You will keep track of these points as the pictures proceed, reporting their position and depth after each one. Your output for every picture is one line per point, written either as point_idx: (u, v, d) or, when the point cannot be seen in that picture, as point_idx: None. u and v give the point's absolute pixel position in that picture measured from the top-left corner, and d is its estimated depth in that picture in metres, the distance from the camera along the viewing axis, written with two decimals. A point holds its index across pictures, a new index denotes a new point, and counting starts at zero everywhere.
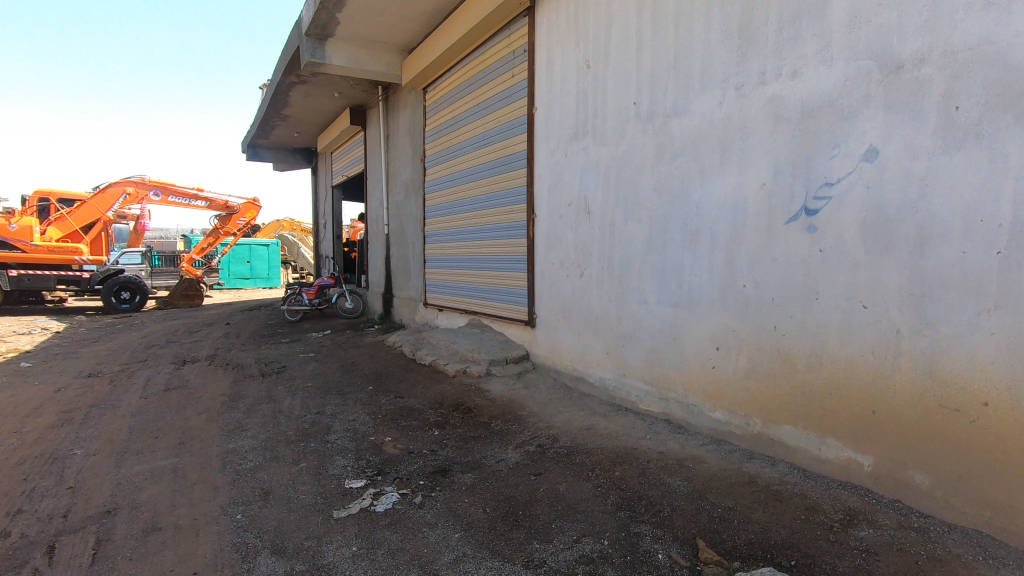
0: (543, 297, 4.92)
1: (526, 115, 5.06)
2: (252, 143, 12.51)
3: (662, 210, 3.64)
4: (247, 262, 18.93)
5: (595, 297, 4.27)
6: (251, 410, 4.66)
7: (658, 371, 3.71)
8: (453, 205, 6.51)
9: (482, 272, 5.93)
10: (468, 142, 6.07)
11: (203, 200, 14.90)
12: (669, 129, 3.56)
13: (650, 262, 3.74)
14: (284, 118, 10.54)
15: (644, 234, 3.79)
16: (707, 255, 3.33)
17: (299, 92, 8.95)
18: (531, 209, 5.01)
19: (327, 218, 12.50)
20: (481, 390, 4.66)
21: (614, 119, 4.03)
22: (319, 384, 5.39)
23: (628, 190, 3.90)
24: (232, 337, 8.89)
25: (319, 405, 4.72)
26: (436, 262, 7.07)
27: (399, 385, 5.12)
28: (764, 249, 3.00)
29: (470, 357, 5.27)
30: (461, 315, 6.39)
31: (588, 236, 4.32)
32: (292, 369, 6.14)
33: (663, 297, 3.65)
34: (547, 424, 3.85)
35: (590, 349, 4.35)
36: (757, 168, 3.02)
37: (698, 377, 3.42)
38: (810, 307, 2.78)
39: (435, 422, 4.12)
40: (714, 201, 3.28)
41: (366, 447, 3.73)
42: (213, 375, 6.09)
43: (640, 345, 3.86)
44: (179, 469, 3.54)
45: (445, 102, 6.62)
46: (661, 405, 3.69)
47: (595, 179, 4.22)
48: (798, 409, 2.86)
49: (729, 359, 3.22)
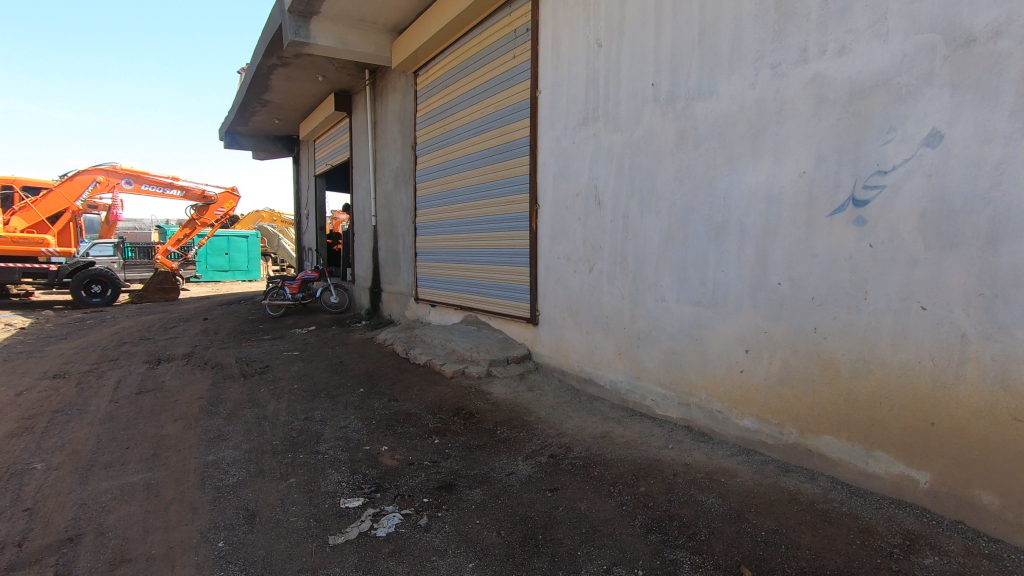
0: (547, 293, 4.63)
1: (529, 99, 4.75)
2: (230, 130, 11.99)
3: (683, 200, 3.36)
4: (226, 254, 18.29)
5: (606, 294, 3.99)
6: (233, 416, 4.30)
7: (677, 374, 3.46)
8: (447, 195, 6.17)
9: (479, 266, 5.62)
10: (464, 128, 5.73)
11: (178, 189, 14.32)
12: (692, 113, 3.28)
13: (669, 257, 3.47)
14: (264, 103, 10.06)
15: (663, 227, 3.51)
16: (735, 250, 3.07)
17: (281, 75, 8.50)
18: (533, 199, 4.70)
19: (311, 209, 12.04)
20: (482, 393, 4.36)
21: (629, 102, 3.73)
22: (306, 385, 5.04)
23: (645, 178, 3.62)
24: (211, 334, 8.45)
25: (306, 409, 4.38)
26: (428, 255, 6.74)
27: (393, 387, 4.80)
28: (803, 244, 2.75)
29: (468, 356, 4.97)
30: (456, 311, 6.08)
31: (599, 229, 4.03)
32: (276, 368, 5.78)
33: (683, 295, 3.38)
34: (557, 431, 3.57)
35: (600, 350, 4.07)
36: (796, 154, 2.76)
37: (723, 382, 3.17)
38: (858, 308, 2.53)
39: (435, 429, 3.81)
40: (744, 191, 3.02)
41: (361, 459, 3.41)
42: (191, 376, 5.69)
43: (656, 346, 3.59)
44: (152, 486, 3.18)
45: (439, 86, 6.26)
46: (680, 411, 3.43)
47: (606, 168, 3.93)
48: (840, 419, 2.62)
49: (759, 363, 2.97)
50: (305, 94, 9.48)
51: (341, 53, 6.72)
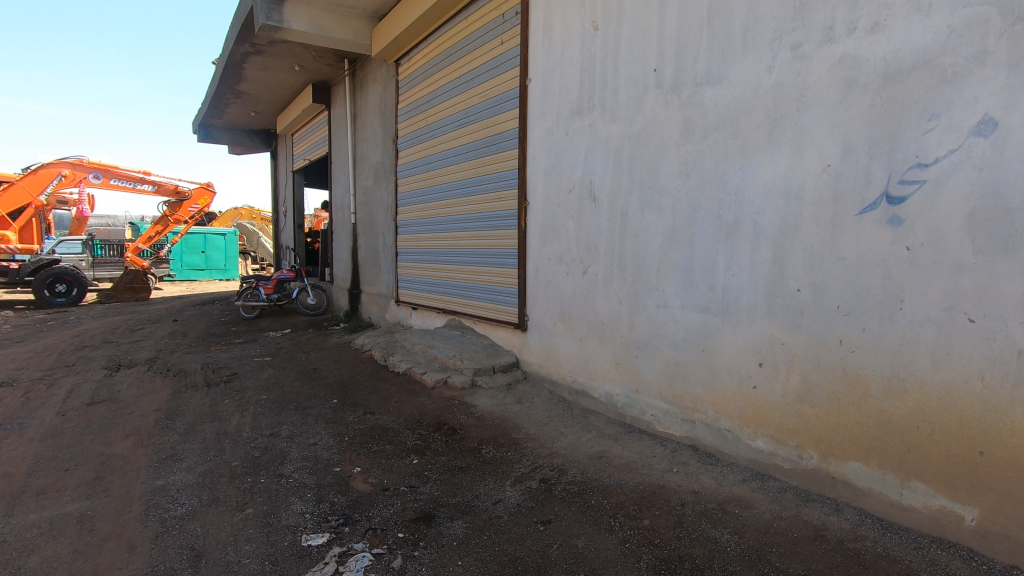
0: (537, 297, 4.30)
1: (518, 88, 4.42)
2: (204, 123, 11.48)
3: (689, 197, 3.05)
4: (202, 252, 17.64)
5: (601, 299, 3.67)
6: (191, 432, 3.90)
7: (679, 388, 3.15)
8: (430, 192, 5.81)
9: (463, 267, 5.28)
10: (449, 119, 5.38)
11: (150, 184, 13.80)
12: (700, 100, 2.97)
13: (673, 259, 3.16)
14: (239, 94, 9.59)
15: (666, 226, 3.20)
16: (748, 252, 2.77)
17: (256, 64, 8.05)
18: (522, 196, 4.37)
19: (289, 205, 11.57)
20: (466, 405, 4.01)
21: (628, 90, 3.41)
22: (275, 396, 4.64)
23: (646, 173, 3.31)
24: (179, 337, 7.97)
25: (273, 424, 3.99)
26: (410, 255, 6.37)
27: (370, 398, 4.43)
28: (826, 246, 2.45)
29: (451, 365, 4.62)
30: (439, 315, 5.72)
31: (594, 228, 3.71)
32: (244, 376, 5.37)
33: (688, 301, 3.08)
34: (549, 450, 3.24)
35: (595, 359, 3.75)
36: (820, 146, 2.46)
37: (733, 397, 2.86)
38: (892, 319, 2.24)
39: (413, 447, 3.46)
40: (758, 187, 2.71)
41: (329, 484, 3.04)
42: (151, 385, 5.26)
43: (657, 356, 3.28)
44: (88, 518, 2.78)
45: (422, 75, 5.90)
46: (684, 428, 3.13)
47: (603, 162, 3.61)
48: (870, 444, 2.32)
49: (775, 378, 2.67)
50: (281, 84, 9.03)
51: (318, 39, 6.32)
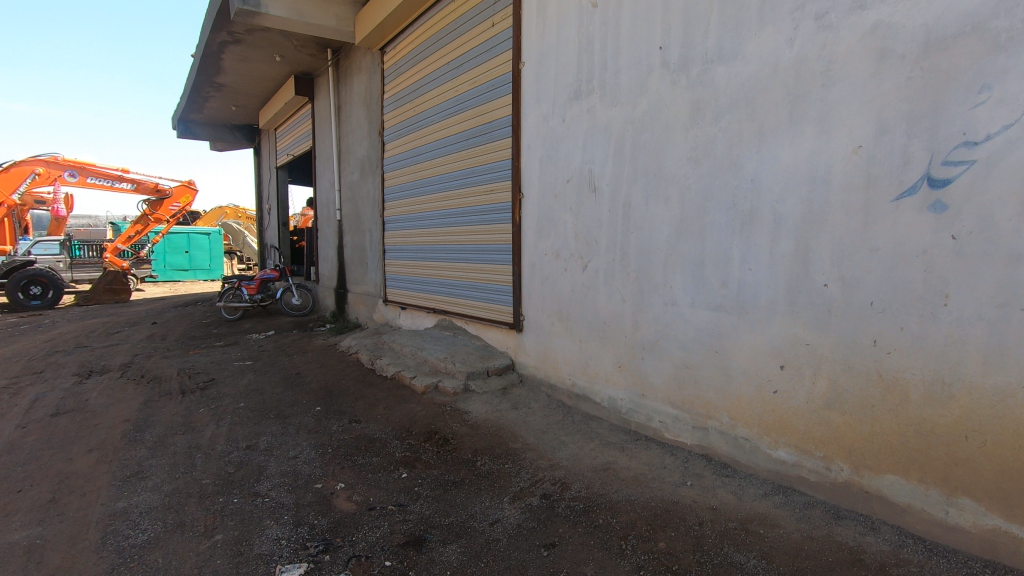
0: (533, 295, 4.04)
1: (510, 73, 4.15)
2: (183, 118, 11.07)
3: (700, 185, 2.80)
4: (186, 252, 17.18)
5: (603, 296, 3.42)
6: (161, 445, 3.60)
7: (689, 392, 2.91)
8: (418, 185, 5.53)
9: (454, 264, 5.01)
10: (438, 108, 5.10)
11: (129, 182, 13.26)
12: (711, 79, 2.72)
13: (682, 253, 2.91)
14: (218, 87, 9.23)
15: (674, 217, 2.95)
16: (767, 244, 2.53)
17: (234, 54, 7.70)
18: (516, 188, 4.11)
19: (273, 203, 11.22)
20: (459, 412, 3.75)
21: (630, 70, 3.16)
22: (254, 404, 4.34)
23: (651, 160, 3.05)
24: (157, 340, 7.62)
25: (250, 435, 3.70)
26: (398, 252, 6.09)
27: (355, 405, 4.15)
28: (858, 236, 2.21)
29: (442, 368, 4.35)
30: (429, 315, 5.44)
31: (595, 221, 3.45)
32: (222, 382, 5.05)
33: (699, 298, 2.83)
34: (550, 462, 2.98)
35: (596, 361, 3.50)
36: (850, 125, 2.22)
37: (750, 403, 2.63)
38: (934, 316, 2.01)
39: (402, 460, 3.19)
40: (779, 173, 2.47)
41: (309, 504, 2.76)
42: (121, 393, 4.93)
43: (665, 358, 3.04)
44: (36, 549, 2.47)
45: (408, 63, 5.61)
46: (695, 436, 2.89)
47: (603, 150, 3.36)
48: (910, 456, 2.09)
49: (799, 382, 2.43)
50: (262, 76, 8.69)
51: (297, 25, 6.02)
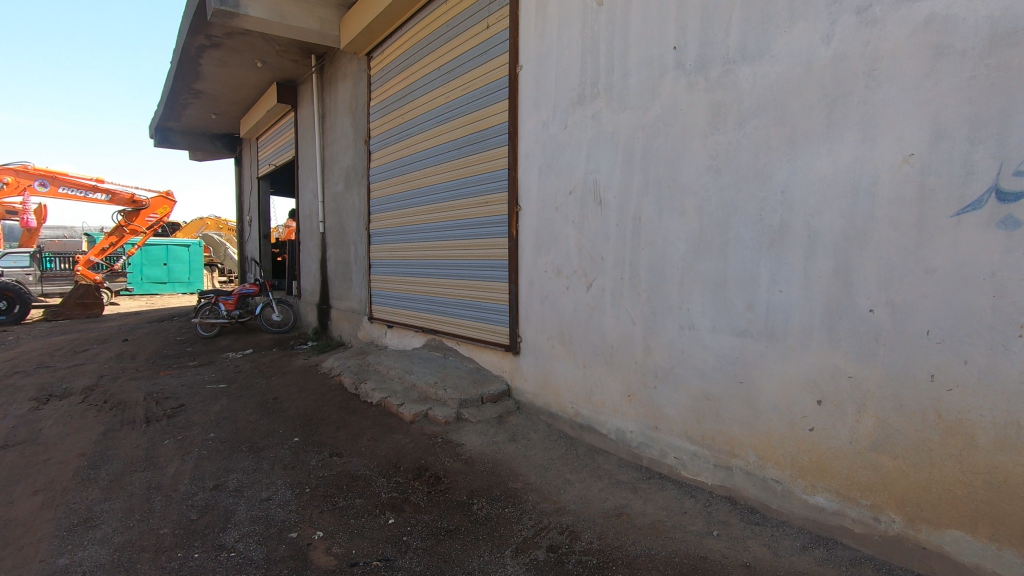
0: (531, 316, 3.74)
1: (506, 77, 3.89)
2: (161, 127, 10.68)
3: (721, 197, 2.54)
4: (164, 264, 16.61)
5: (610, 318, 3.13)
6: (118, 485, 3.21)
7: (709, 427, 2.63)
8: (406, 197, 5.23)
9: (445, 280, 4.71)
10: (428, 115, 4.82)
11: (104, 192, 12.78)
12: (734, 81, 2.48)
13: (701, 272, 2.64)
14: (197, 94, 8.88)
15: (691, 232, 2.68)
16: (801, 263, 2.26)
17: (213, 59, 7.37)
18: (513, 200, 3.83)
19: (254, 214, 10.84)
20: (451, 444, 3.42)
21: (640, 73, 2.90)
22: (225, 434, 3.96)
23: (665, 169, 2.79)
24: (126, 359, 7.17)
25: (218, 473, 3.32)
26: (384, 267, 5.77)
27: (337, 436, 3.80)
28: (911, 256, 1.95)
29: (432, 394, 4.02)
30: (418, 334, 5.12)
31: (600, 235, 3.17)
32: (193, 408, 4.66)
33: (721, 323, 2.56)
34: (555, 506, 2.67)
35: (602, 390, 3.21)
36: (901, 131, 1.97)
37: (782, 441, 2.35)
38: (1007, 349, 1.75)
39: (389, 503, 2.85)
40: (814, 184, 2.21)
41: (281, 559, 2.41)
42: (80, 421, 4.51)
43: (681, 388, 2.75)
44: None
45: (397, 67, 5.33)
46: (718, 476, 2.60)
47: (610, 159, 3.09)
48: (978, 510, 1.82)
49: (839, 420, 2.15)
50: (242, 83, 8.36)
51: (279, 28, 5.73)
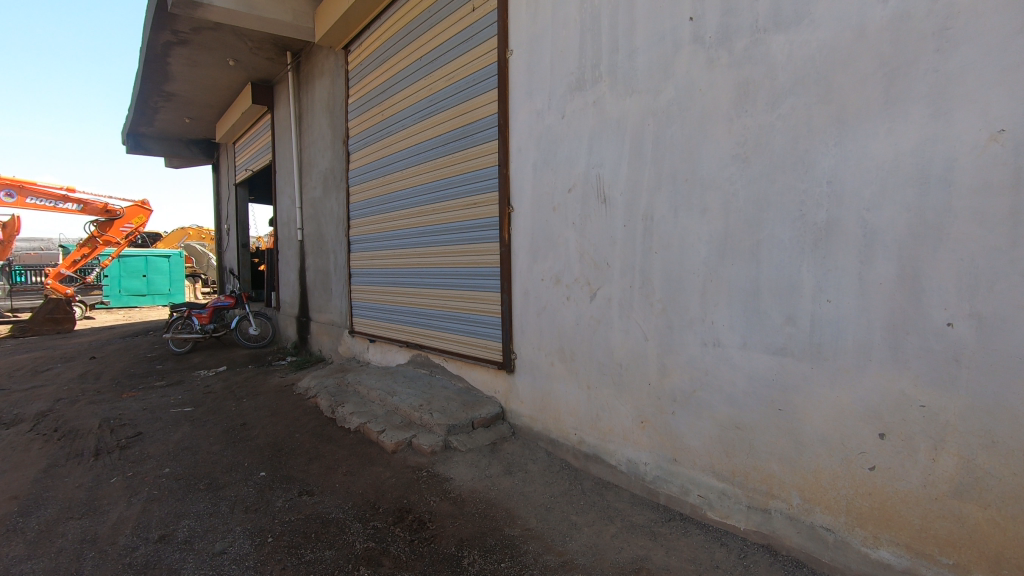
0: (526, 330, 3.34)
1: (494, 64, 3.50)
2: (133, 133, 10.18)
3: (752, 191, 2.16)
4: (144, 276, 15.85)
5: (618, 333, 2.73)
6: (46, 537, 2.73)
7: (740, 462, 2.24)
8: (387, 200, 4.81)
9: (430, 290, 4.29)
10: (411, 110, 4.42)
11: (75, 203, 12.19)
12: (765, 53, 2.10)
13: (728, 279, 2.25)
14: (168, 96, 8.41)
15: (714, 233, 2.29)
16: (854, 268, 1.88)
17: (181, 57, 6.92)
18: (504, 200, 3.43)
19: (231, 223, 10.34)
20: (438, 479, 2.99)
21: (649, 50, 2.52)
22: (183, 469, 3.50)
23: (682, 160, 2.40)
24: (88, 380, 6.63)
25: (168, 519, 2.86)
26: (365, 277, 5.34)
27: (309, 470, 3.35)
28: (1003, 258, 1.57)
29: (417, 419, 3.58)
30: (402, 350, 4.69)
31: (605, 238, 2.78)
32: (150, 437, 4.18)
33: (754, 338, 2.17)
34: (561, 559, 2.25)
35: (611, 414, 2.80)
36: (985, 103, 1.60)
37: (833, 482, 1.96)
38: None
39: (364, 555, 2.40)
40: (870, 173, 1.84)
41: None
42: (20, 455, 4.00)
43: (705, 415, 2.35)
44: None
45: (376, 60, 4.92)
46: (752, 520, 2.20)
47: (615, 151, 2.70)
48: None
49: (909, 458, 1.77)
50: (215, 84, 7.92)
51: (249, 20, 5.32)
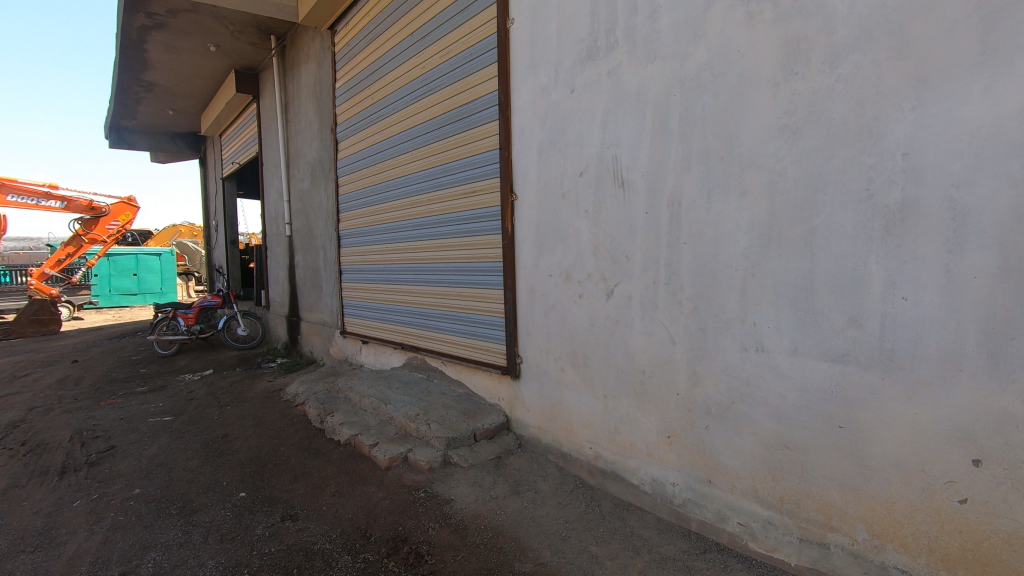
0: (533, 332, 3.00)
1: (492, 36, 3.15)
2: (116, 127, 9.78)
3: (804, 169, 1.82)
4: (134, 275, 15.36)
5: (639, 335, 2.40)
6: None
7: (790, 487, 1.92)
8: (379, 190, 4.46)
9: (426, 288, 3.95)
10: (402, 92, 4.06)
11: (58, 200, 11.75)
12: (820, 2, 1.75)
13: (774, 275, 1.92)
14: (149, 87, 8.01)
15: (757, 220, 1.95)
16: (939, 259, 1.55)
17: (158, 43, 6.52)
18: (506, 187, 3.08)
19: (220, 219, 9.95)
20: (437, 502, 2.66)
21: (674, 9, 2.17)
22: (154, 490, 3.16)
23: (716, 135, 2.05)
24: (67, 386, 6.27)
25: (131, 553, 2.52)
26: (357, 273, 4.99)
27: (294, 489, 3.02)
28: None
29: (413, 430, 3.25)
30: (397, 352, 4.36)
31: (623, 228, 2.44)
32: (123, 452, 3.83)
33: (807, 344, 1.84)
34: None
35: (631, 428, 2.47)
36: None
37: (911, 515, 1.65)
38: None
39: None
40: (961, 142, 1.50)
41: None
42: None
43: (746, 431, 2.03)
44: None
45: (364, 39, 4.55)
46: (806, 555, 1.89)
47: (634, 128, 2.36)
48: None
49: (1013, 491, 1.46)
50: (197, 72, 7.52)
51: None
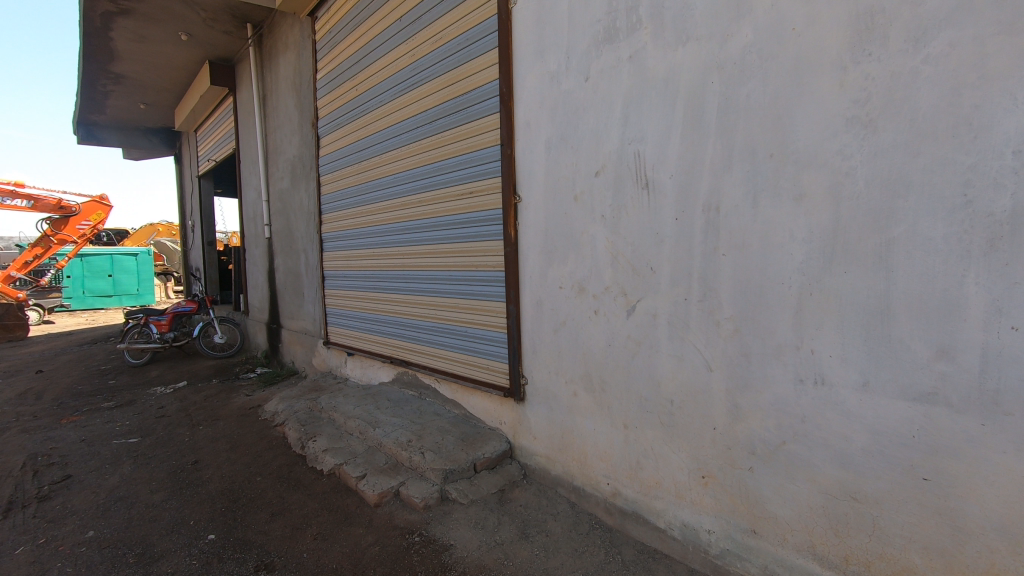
0: (540, 351, 2.68)
1: (492, 19, 2.81)
2: (84, 122, 9.24)
3: (881, 171, 1.51)
4: (109, 275, 14.70)
5: (667, 360, 2.09)
6: None
7: (858, 546, 1.62)
8: (364, 189, 4.10)
9: (418, 298, 3.61)
10: (389, 81, 3.70)
11: (25, 198, 11.14)
12: None
13: (839, 296, 1.61)
14: (117, 79, 7.53)
15: (818, 231, 1.65)
16: None
17: (125, 32, 6.07)
18: (509, 188, 2.75)
19: (196, 219, 9.47)
20: (434, 549, 2.33)
21: None
22: (111, 532, 2.78)
23: (765, 128, 1.74)
24: (27, 401, 5.81)
25: None
26: (341, 279, 4.62)
27: (271, 530, 2.66)
28: None
29: (405, 460, 2.91)
30: (386, 367, 4.01)
31: (649, 236, 2.12)
32: (80, 483, 3.43)
33: (882, 378, 1.54)
34: None
35: (657, 464, 2.16)
36: None
37: None
38: None
39: None
40: None
41: None
42: None
43: (801, 477, 1.73)
44: None
45: (347, 25, 4.18)
46: None
47: (662, 121, 2.04)
48: None
49: None
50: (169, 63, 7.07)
51: None
